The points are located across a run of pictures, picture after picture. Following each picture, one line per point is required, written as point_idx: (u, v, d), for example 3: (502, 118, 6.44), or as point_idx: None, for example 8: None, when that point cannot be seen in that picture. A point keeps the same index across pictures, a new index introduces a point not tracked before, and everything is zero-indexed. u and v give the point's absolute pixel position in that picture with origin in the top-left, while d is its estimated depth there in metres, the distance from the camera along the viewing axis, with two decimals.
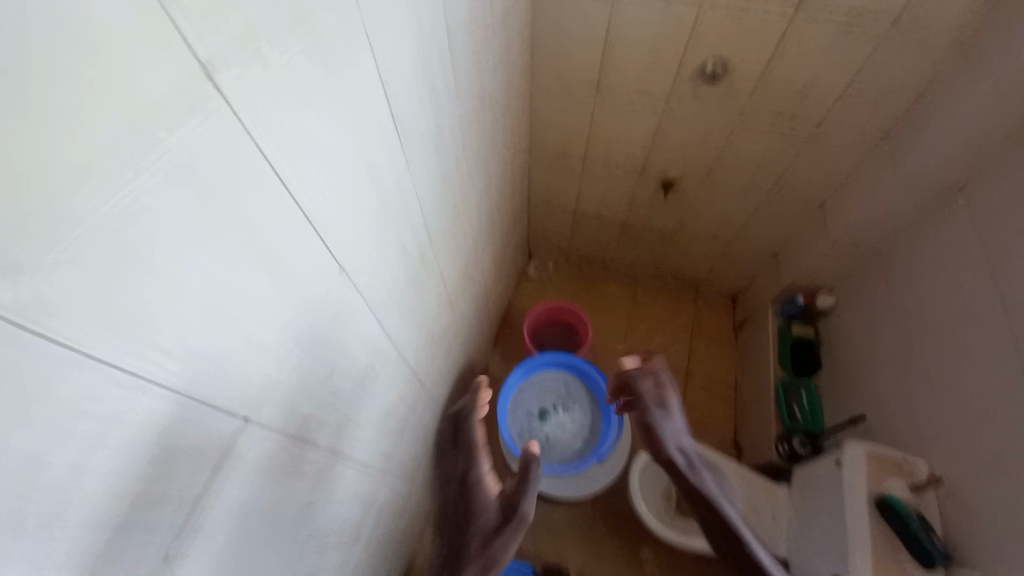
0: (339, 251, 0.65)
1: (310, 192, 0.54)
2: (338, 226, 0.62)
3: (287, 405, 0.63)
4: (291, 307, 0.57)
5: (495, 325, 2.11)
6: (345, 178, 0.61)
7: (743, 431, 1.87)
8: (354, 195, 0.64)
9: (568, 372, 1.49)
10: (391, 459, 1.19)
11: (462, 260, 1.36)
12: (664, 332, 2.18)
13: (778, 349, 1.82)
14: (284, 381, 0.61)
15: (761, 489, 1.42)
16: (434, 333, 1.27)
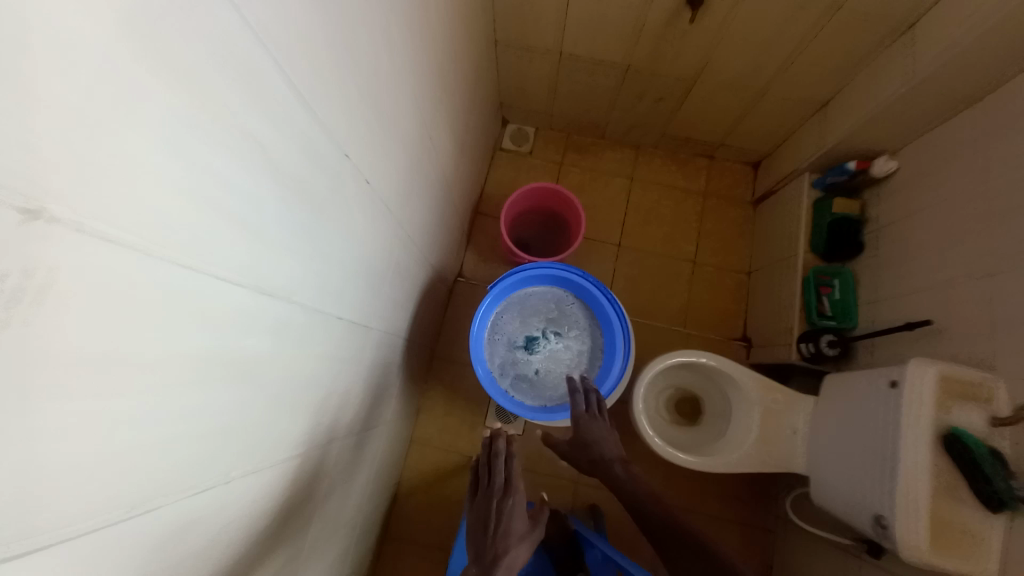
0: (216, 292, 0.44)
1: (146, 220, 0.34)
2: (211, 259, 0.42)
3: (165, 482, 0.45)
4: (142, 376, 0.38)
5: (467, 215, 1.72)
6: (219, 194, 0.41)
7: (754, 322, 1.64)
8: (237, 207, 0.44)
9: (561, 290, 1.20)
10: (340, 419, 0.93)
11: (406, 149, 0.92)
12: (668, 213, 1.80)
13: (812, 232, 1.50)
14: (147, 462, 0.42)
15: (781, 400, 1.22)
16: (374, 257, 0.90)
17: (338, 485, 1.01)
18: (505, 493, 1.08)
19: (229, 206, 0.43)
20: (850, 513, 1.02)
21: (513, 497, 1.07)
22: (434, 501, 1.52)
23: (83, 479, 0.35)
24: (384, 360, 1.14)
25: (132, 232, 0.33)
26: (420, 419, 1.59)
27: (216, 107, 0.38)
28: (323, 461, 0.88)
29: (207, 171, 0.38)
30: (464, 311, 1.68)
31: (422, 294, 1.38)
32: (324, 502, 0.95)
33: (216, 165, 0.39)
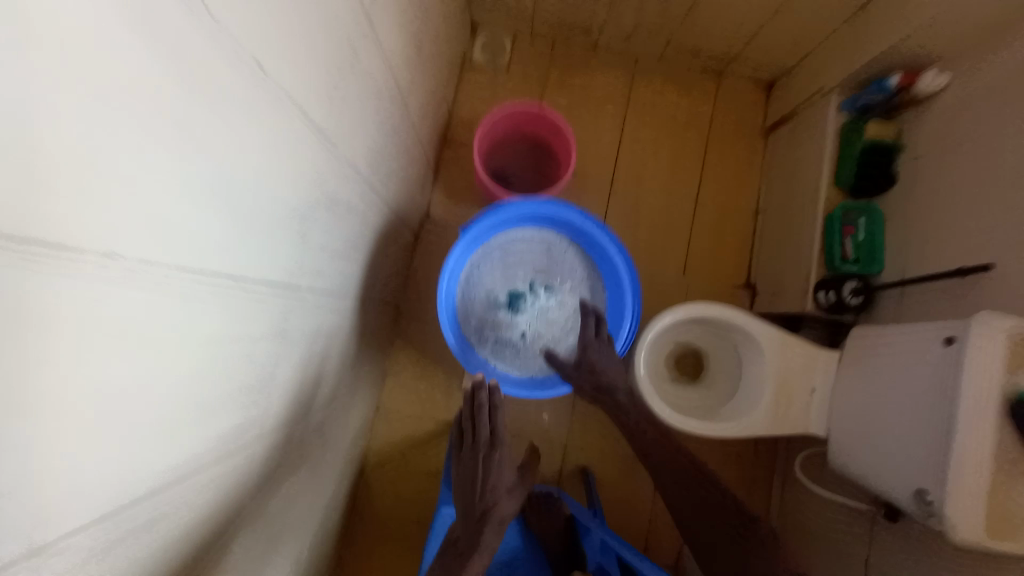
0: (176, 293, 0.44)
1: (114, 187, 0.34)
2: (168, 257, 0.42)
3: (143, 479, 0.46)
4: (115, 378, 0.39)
5: (431, 143, 1.41)
6: (175, 193, 0.40)
7: (762, 267, 1.46)
8: (196, 204, 0.43)
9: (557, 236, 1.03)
10: (272, 409, 0.72)
11: (346, 34, 0.64)
12: (670, 142, 1.55)
13: (840, 162, 1.28)
14: (122, 459, 0.42)
15: (800, 356, 1.06)
16: (302, 187, 0.64)
17: (276, 479, 0.81)
18: (492, 446, 0.92)
19: (185, 204, 0.42)
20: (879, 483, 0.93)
21: (501, 448, 0.92)
22: (406, 473, 1.35)
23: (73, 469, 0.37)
24: (331, 323, 0.91)
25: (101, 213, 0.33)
26: (385, 384, 1.38)
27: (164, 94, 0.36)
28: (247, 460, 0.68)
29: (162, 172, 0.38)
30: (433, 260, 1.43)
31: (378, 241, 1.11)
32: (254, 503, 0.75)
33: (171, 165, 0.39)
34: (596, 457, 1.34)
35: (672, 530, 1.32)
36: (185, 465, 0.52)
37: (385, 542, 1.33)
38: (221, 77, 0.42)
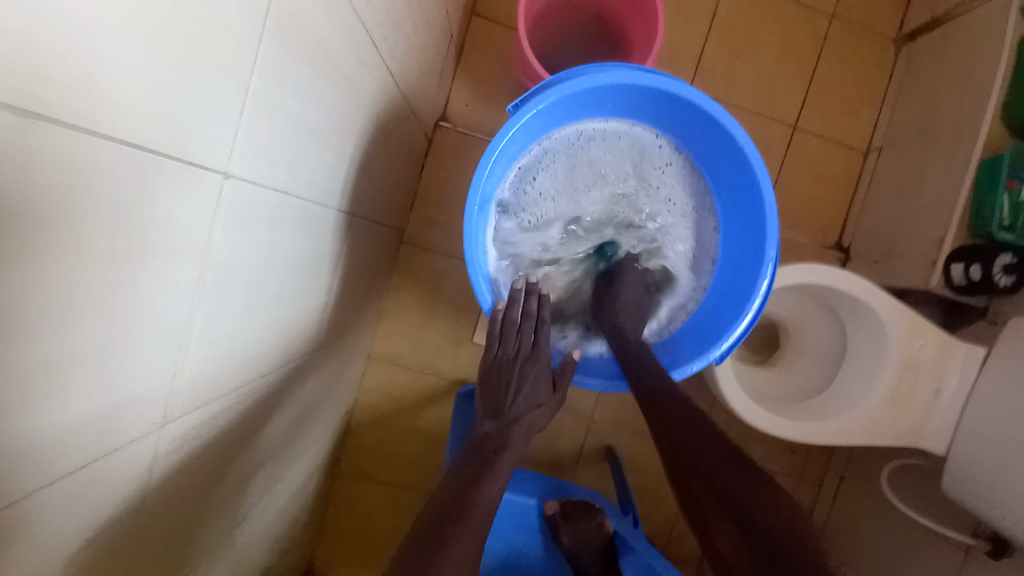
0: (159, 189, 0.32)
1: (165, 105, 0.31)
2: (141, 136, 0.30)
3: (139, 422, 0.38)
4: (79, 298, 0.29)
5: (462, 10, 1.03)
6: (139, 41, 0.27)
7: (864, 227, 1.16)
8: (233, 97, 0.37)
9: (664, 140, 0.73)
10: (214, 380, 0.47)
11: None
12: (771, 47, 1.16)
13: (1011, 94, 0.92)
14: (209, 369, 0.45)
15: (931, 348, 0.84)
16: None
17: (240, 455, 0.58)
18: (530, 357, 0.67)
19: (157, 61, 0.29)
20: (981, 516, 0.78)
21: (542, 358, 0.68)
22: (400, 432, 1.14)
23: (39, 408, 0.29)
24: (313, 252, 0.63)
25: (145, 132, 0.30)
26: (380, 327, 1.12)
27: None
28: (187, 452, 0.46)
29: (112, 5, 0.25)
30: (448, 176, 1.11)
31: (386, 139, 0.80)
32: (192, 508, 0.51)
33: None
34: (626, 435, 1.12)
35: (699, 524, 1.14)
36: (192, 408, 0.44)
37: (374, 506, 1.14)
38: None
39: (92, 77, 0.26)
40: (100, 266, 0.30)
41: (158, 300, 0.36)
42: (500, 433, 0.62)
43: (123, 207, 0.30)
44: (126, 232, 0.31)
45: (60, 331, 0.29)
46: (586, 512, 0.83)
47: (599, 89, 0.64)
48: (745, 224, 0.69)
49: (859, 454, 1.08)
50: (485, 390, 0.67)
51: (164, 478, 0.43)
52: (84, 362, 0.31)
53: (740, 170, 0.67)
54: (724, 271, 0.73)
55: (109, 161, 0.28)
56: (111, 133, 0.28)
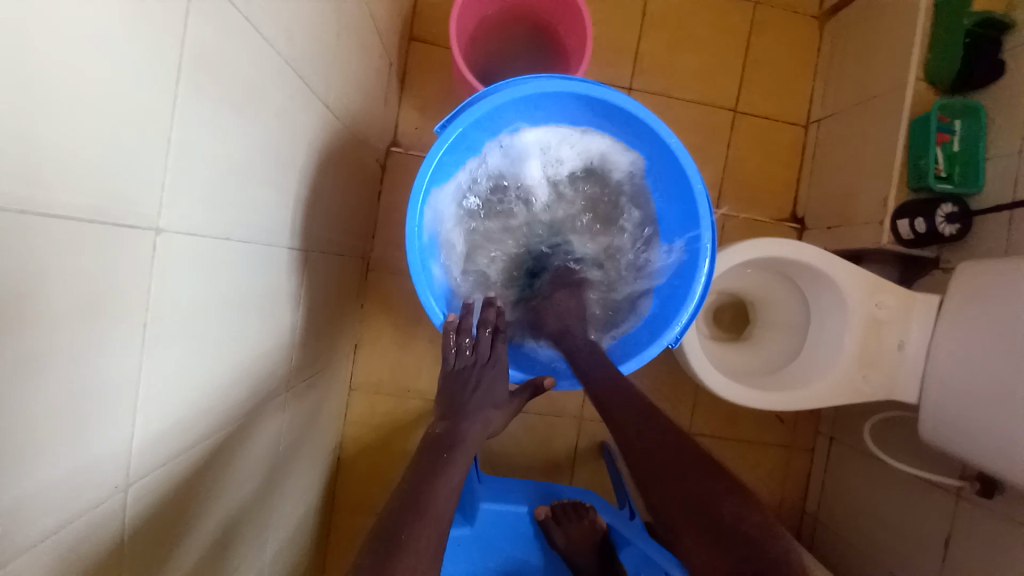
0: (79, 252, 0.32)
1: (115, 179, 0.34)
2: (57, 203, 0.30)
3: (102, 486, 0.38)
4: (7, 374, 0.29)
5: (398, 37, 1.05)
6: (45, 112, 0.28)
7: (815, 195, 1.20)
8: (176, 160, 0.40)
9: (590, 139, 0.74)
10: (180, 433, 0.47)
11: None
12: (703, 35, 1.21)
13: (932, 54, 0.97)
14: (179, 416, 0.47)
15: (890, 303, 0.87)
16: (162, 57, 0.36)
17: (212, 503, 0.57)
18: (487, 361, 0.67)
19: (66, 128, 0.29)
20: (961, 456, 0.81)
21: (500, 361, 0.68)
22: (391, 459, 1.13)
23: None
24: (268, 291, 0.63)
25: (103, 208, 0.33)
26: (357, 357, 1.12)
27: (128, 68, 0.33)
28: (159, 500, 0.46)
29: (20, 85, 0.26)
30: (407, 199, 1.12)
31: (337, 170, 0.81)
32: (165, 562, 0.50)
33: (24, 72, 0.26)
34: None
35: None
36: (147, 468, 0.43)
37: None
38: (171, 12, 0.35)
39: (53, 167, 0.29)
40: (71, 332, 0.32)
41: (93, 364, 0.35)
42: (452, 431, 0.62)
43: (45, 276, 0.30)
44: (50, 301, 0.30)
45: (34, 399, 0.31)
46: (575, 511, 0.85)
47: (523, 99, 0.65)
48: (681, 212, 0.72)
49: (842, 416, 1.10)
50: (440, 393, 0.66)
51: (141, 527, 0.44)
52: (21, 437, 0.30)
53: (669, 162, 0.69)
54: (668, 260, 0.75)
55: (22, 232, 0.28)
56: (24, 206, 0.28)
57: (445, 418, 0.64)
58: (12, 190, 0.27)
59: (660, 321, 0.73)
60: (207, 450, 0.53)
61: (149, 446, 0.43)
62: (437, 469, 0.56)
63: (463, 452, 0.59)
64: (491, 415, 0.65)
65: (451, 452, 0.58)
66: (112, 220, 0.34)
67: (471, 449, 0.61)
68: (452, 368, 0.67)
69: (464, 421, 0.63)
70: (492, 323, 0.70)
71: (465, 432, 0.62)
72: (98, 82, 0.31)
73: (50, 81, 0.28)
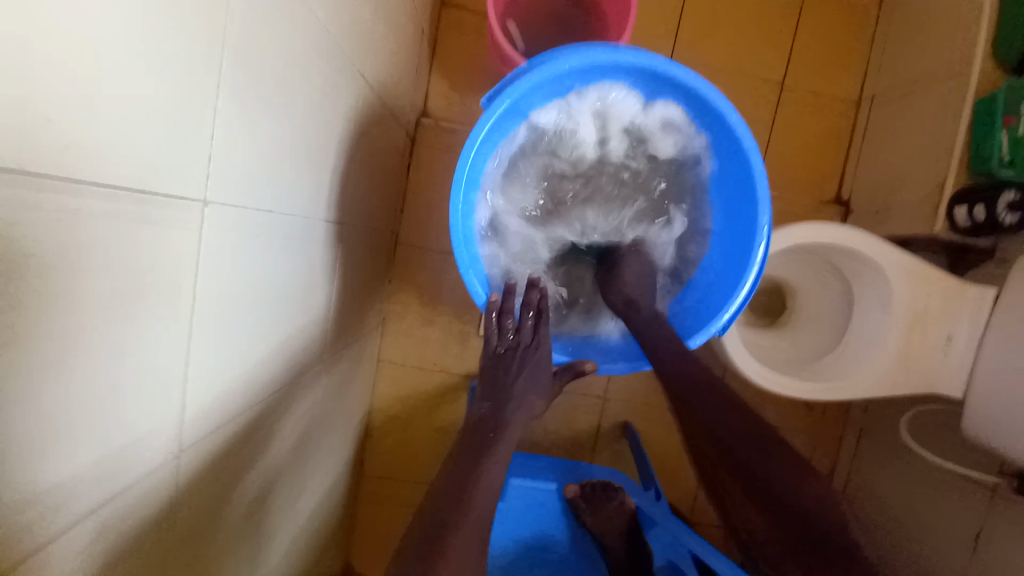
0: (129, 227, 0.32)
1: (162, 150, 0.33)
2: (106, 175, 0.29)
3: (155, 454, 0.39)
4: (65, 348, 0.29)
5: (430, 3, 1.01)
6: (90, 80, 0.27)
7: (862, 178, 1.14)
8: (219, 131, 0.39)
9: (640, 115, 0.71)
10: (225, 405, 0.48)
11: None
12: (751, 2, 1.13)
13: (1000, 25, 0.88)
14: (224, 388, 0.47)
15: (938, 296, 0.83)
16: (205, 23, 0.34)
17: (253, 472, 0.58)
18: (531, 345, 0.67)
19: (113, 99, 0.28)
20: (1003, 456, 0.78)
21: (543, 345, 0.67)
22: (417, 433, 1.15)
23: (45, 458, 0.29)
24: (305, 266, 0.63)
25: (151, 180, 0.33)
26: (385, 332, 1.13)
27: (170, 33, 0.31)
28: (207, 467, 0.47)
29: (66, 52, 0.25)
30: (436, 174, 1.10)
31: (370, 143, 0.80)
32: (210, 522, 0.51)
33: (69, 38, 0.25)
34: (641, 412, 1.12)
35: None
36: (196, 438, 0.44)
37: (398, 507, 1.16)
38: None
39: (102, 137, 0.28)
40: (124, 305, 0.32)
41: (146, 338, 0.35)
42: (496, 414, 0.61)
43: (97, 248, 0.30)
44: (100, 275, 0.30)
45: (91, 371, 0.31)
46: (606, 493, 0.86)
47: (572, 73, 0.63)
48: (734, 196, 0.69)
49: (877, 408, 1.07)
50: (484, 376, 0.66)
51: (190, 494, 0.45)
52: (80, 408, 0.31)
53: (724, 140, 0.66)
54: (718, 244, 0.73)
55: (73, 205, 0.27)
56: (75, 180, 0.27)
57: (490, 401, 0.63)
58: (62, 164, 0.26)
59: (707, 306, 0.71)
60: (250, 421, 0.54)
61: (198, 417, 0.44)
62: (483, 450, 0.56)
63: (510, 434, 0.59)
64: (536, 398, 0.64)
65: (495, 434, 0.58)
66: (160, 192, 0.34)
67: (516, 432, 0.60)
68: (495, 351, 0.67)
69: (508, 404, 0.62)
70: (536, 306, 0.68)
71: (510, 415, 0.61)
72: (142, 48, 0.29)
73: (96, 49, 0.26)
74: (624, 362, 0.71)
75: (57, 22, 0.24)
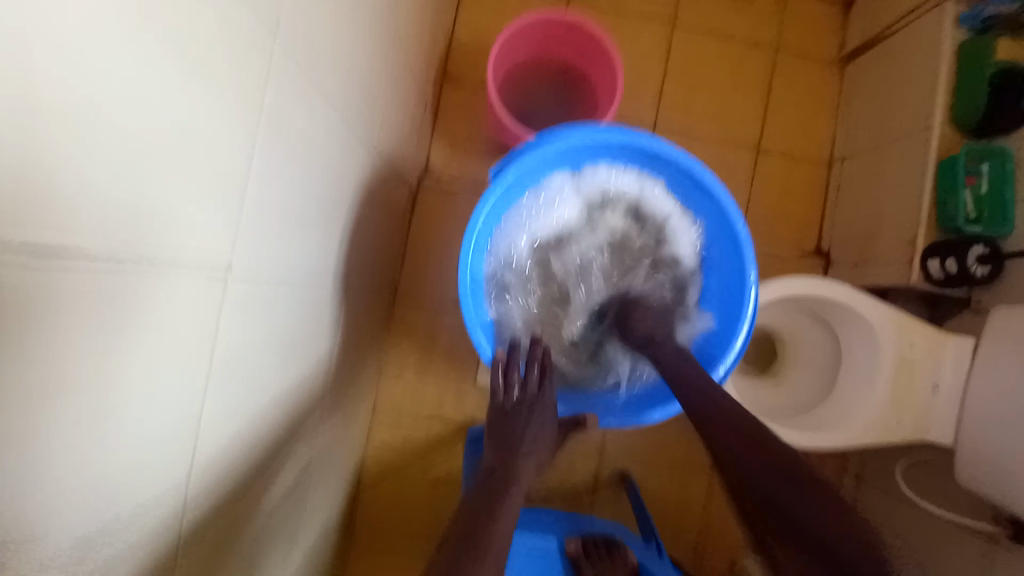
0: (157, 295, 0.34)
1: (194, 223, 0.36)
2: (139, 250, 0.31)
3: (156, 519, 0.38)
4: (88, 414, 0.30)
5: (433, 75, 1.10)
6: (140, 167, 0.29)
7: (840, 231, 1.20)
8: (246, 202, 0.42)
9: (633, 181, 0.76)
10: (228, 462, 0.48)
11: None
12: (727, 75, 1.24)
13: (957, 95, 0.98)
14: (228, 444, 0.48)
15: (921, 345, 0.86)
16: (240, 111, 0.38)
17: (246, 534, 0.57)
18: (536, 399, 0.68)
19: (160, 181, 0.31)
20: (998, 506, 0.78)
21: (548, 399, 0.68)
22: (411, 485, 1.12)
23: (61, 525, 0.29)
24: (311, 320, 0.64)
25: (181, 252, 0.35)
26: (382, 382, 1.12)
27: (212, 122, 0.35)
28: (207, 527, 0.47)
29: (122, 144, 0.28)
30: (437, 227, 1.15)
31: (376, 203, 0.84)
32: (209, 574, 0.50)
33: (127, 132, 0.28)
34: (639, 463, 1.11)
35: (725, 548, 1.11)
36: (198, 500, 0.44)
37: (389, 567, 1.11)
38: (250, 70, 0.38)
39: (142, 217, 0.31)
40: (146, 368, 0.34)
41: (161, 399, 0.36)
42: (505, 467, 0.61)
43: (124, 316, 0.31)
44: (123, 344, 0.31)
45: (108, 434, 0.32)
46: (609, 550, 0.86)
47: (569, 147, 0.68)
48: (725, 255, 0.73)
49: (873, 457, 1.07)
50: (490, 431, 0.66)
51: (190, 554, 0.45)
52: (91, 477, 0.31)
53: (712, 203, 0.70)
54: (716, 301, 0.75)
55: (110, 276, 0.29)
56: (117, 254, 0.29)
57: (495, 457, 0.63)
58: (104, 238, 0.28)
59: (708, 358, 0.72)
60: (250, 477, 0.54)
61: (201, 476, 0.44)
62: (490, 505, 0.55)
63: (517, 489, 0.58)
64: (540, 453, 0.64)
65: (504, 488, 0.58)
66: (189, 261, 0.36)
67: (524, 487, 0.60)
68: (501, 405, 0.67)
69: (516, 457, 0.62)
70: (540, 361, 0.70)
71: (518, 468, 0.61)
72: (189, 136, 0.33)
73: (146, 139, 0.29)
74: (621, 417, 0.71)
75: (117, 122, 0.27)
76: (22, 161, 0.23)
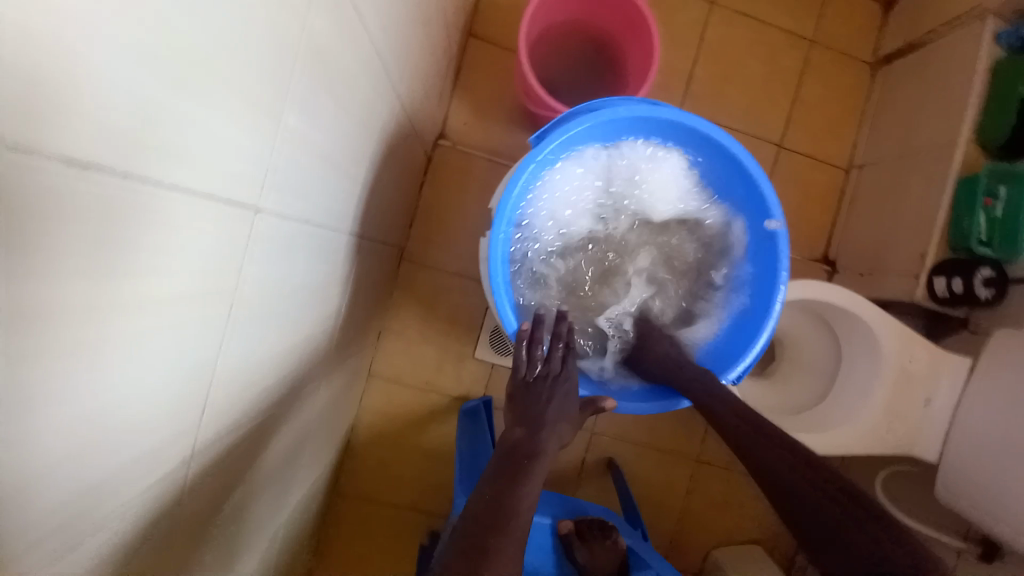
0: (195, 230, 0.32)
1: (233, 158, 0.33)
2: (181, 179, 0.29)
3: (171, 462, 0.37)
4: (120, 349, 0.28)
5: (459, 34, 1.05)
6: (191, 88, 0.27)
7: (849, 240, 1.20)
8: (281, 141, 0.39)
9: (672, 164, 0.74)
10: (240, 408, 0.47)
11: None
12: (758, 69, 1.21)
13: (987, 113, 0.97)
14: (241, 392, 0.46)
15: (920, 360, 0.87)
16: (284, 42, 0.35)
17: (244, 484, 0.56)
18: (561, 376, 0.67)
19: (206, 107, 0.29)
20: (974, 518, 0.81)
21: (571, 376, 0.68)
22: (399, 451, 1.12)
23: (82, 463, 0.28)
24: (325, 274, 0.62)
25: (220, 187, 0.33)
26: (379, 346, 1.11)
27: (257, 48, 0.32)
28: (214, 471, 0.45)
29: (175, 59, 0.25)
30: (448, 194, 1.12)
31: (394, 161, 0.81)
32: (207, 521, 0.49)
33: (180, 47, 0.25)
34: (628, 448, 1.13)
35: (703, 536, 1.15)
36: (208, 446, 0.42)
37: (372, 527, 1.12)
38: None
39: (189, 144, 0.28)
40: (176, 306, 0.32)
41: (189, 340, 0.35)
42: (531, 440, 0.62)
43: (160, 251, 0.29)
44: (158, 278, 0.29)
45: (137, 372, 0.30)
46: (601, 531, 0.87)
47: (613, 122, 0.67)
48: (758, 252, 0.73)
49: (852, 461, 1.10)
50: (517, 403, 0.66)
51: (197, 497, 0.44)
52: (114, 416, 0.29)
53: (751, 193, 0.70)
54: (742, 293, 0.75)
55: (153, 205, 0.27)
56: (160, 181, 0.27)
57: (521, 432, 0.63)
58: (152, 162, 0.26)
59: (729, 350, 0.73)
60: (256, 427, 0.53)
61: (214, 422, 0.42)
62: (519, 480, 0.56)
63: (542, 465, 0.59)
64: (562, 428, 0.65)
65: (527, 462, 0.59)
66: (224, 198, 0.34)
67: (548, 462, 0.61)
68: (524, 380, 0.67)
69: (540, 432, 0.63)
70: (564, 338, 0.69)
71: (543, 442, 0.62)
72: (236, 62, 0.30)
73: (197, 58, 0.27)
74: (644, 401, 0.71)
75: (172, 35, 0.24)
76: (71, 62, 0.20)
